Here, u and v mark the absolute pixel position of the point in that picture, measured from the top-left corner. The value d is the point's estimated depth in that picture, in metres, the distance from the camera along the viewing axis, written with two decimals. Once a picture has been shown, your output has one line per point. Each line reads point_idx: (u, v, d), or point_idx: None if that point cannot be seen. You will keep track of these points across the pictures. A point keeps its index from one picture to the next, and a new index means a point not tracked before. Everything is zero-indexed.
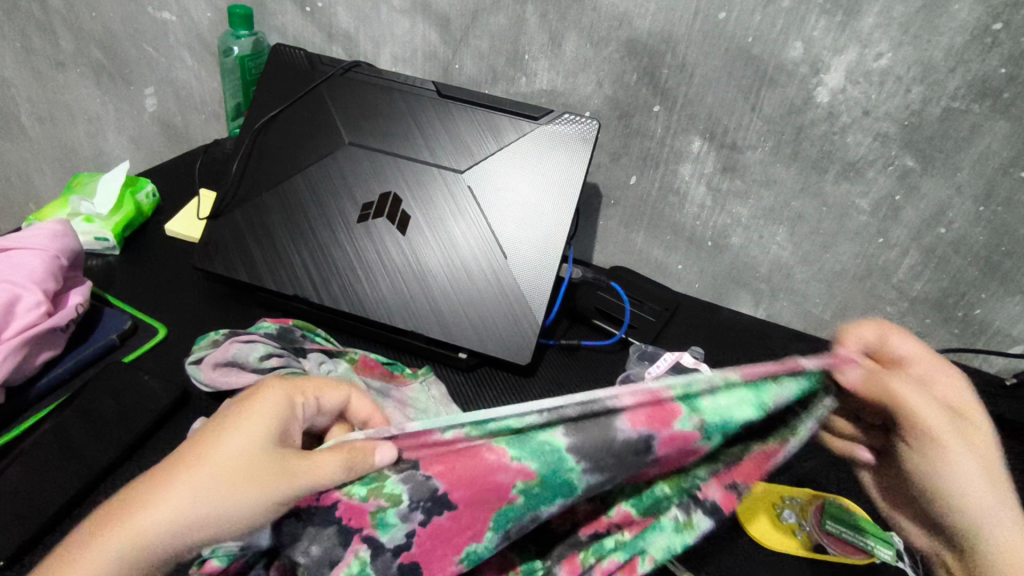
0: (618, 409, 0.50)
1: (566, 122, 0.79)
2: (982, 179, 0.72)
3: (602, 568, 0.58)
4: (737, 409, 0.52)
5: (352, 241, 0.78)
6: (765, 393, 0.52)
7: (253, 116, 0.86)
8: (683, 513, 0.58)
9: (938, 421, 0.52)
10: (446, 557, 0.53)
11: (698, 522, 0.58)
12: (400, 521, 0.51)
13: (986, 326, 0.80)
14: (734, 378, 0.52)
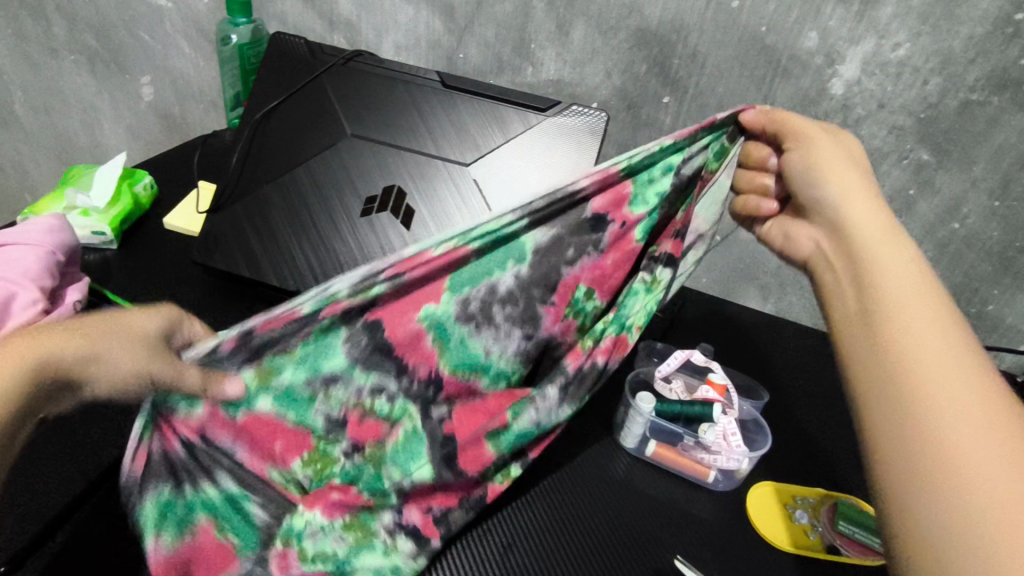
0: (579, 190, 0.58)
1: (573, 114, 0.77)
2: (998, 174, 0.70)
3: (601, 349, 0.63)
4: (661, 160, 0.61)
5: (355, 236, 0.77)
6: (678, 154, 0.61)
7: (252, 107, 0.84)
8: (649, 274, 0.63)
9: (832, 194, 0.56)
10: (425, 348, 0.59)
11: (663, 276, 0.63)
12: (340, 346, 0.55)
13: (998, 322, 0.79)
14: (666, 142, 0.60)
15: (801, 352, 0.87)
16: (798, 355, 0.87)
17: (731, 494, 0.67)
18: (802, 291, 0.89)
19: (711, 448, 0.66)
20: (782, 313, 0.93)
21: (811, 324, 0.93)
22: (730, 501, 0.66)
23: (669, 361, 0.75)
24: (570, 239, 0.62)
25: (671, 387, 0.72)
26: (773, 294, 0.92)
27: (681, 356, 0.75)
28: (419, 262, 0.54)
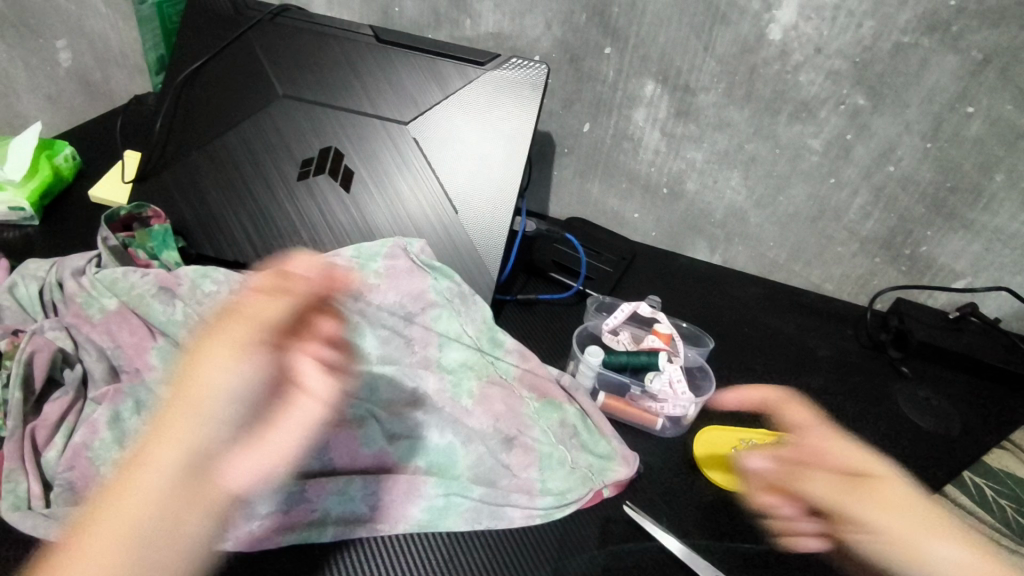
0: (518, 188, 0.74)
1: (513, 67, 0.74)
2: (930, 116, 0.71)
3: (419, 250, 0.71)
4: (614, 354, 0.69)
5: (294, 201, 0.74)
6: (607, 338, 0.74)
7: (175, 69, 0.79)
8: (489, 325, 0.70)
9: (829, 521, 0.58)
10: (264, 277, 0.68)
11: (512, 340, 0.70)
12: (170, 250, 0.71)
13: (930, 263, 0.82)
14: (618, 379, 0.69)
15: (748, 299, 0.90)
16: (745, 302, 0.89)
17: (679, 439, 0.69)
18: (747, 241, 0.90)
19: (658, 396, 0.67)
20: (729, 264, 0.94)
21: (757, 273, 0.94)
22: (677, 447, 0.68)
23: (615, 314, 0.74)
24: (471, 262, 0.72)
25: (618, 339, 0.73)
26: (720, 245, 0.92)
27: (629, 309, 0.74)
28: (374, 292, 0.69)
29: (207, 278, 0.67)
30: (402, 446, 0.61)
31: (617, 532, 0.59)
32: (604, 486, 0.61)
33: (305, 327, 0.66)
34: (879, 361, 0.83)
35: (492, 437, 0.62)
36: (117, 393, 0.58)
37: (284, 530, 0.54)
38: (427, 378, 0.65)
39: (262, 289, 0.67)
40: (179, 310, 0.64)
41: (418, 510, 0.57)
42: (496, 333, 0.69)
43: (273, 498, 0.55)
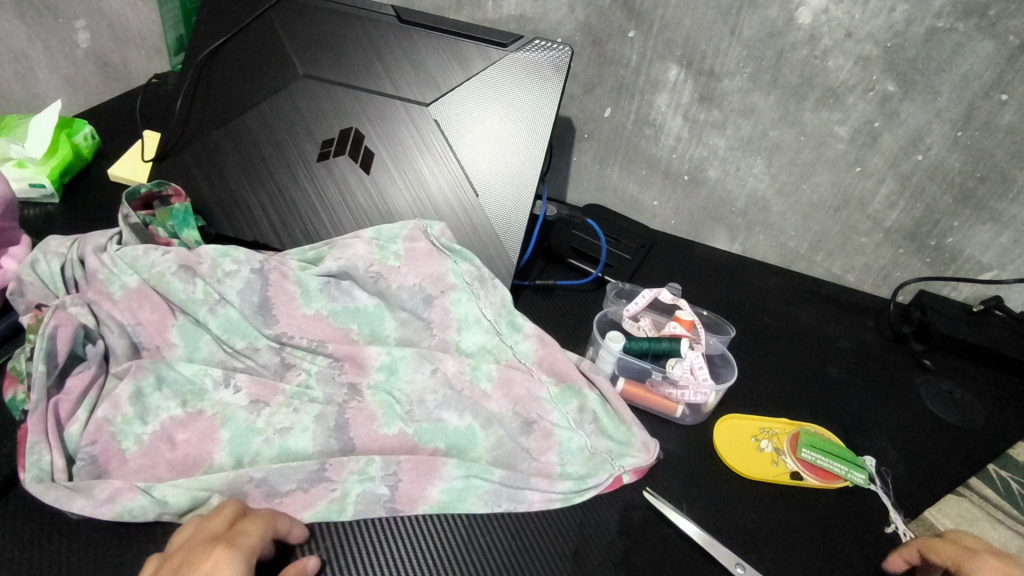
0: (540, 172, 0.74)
1: (536, 48, 0.73)
2: (962, 104, 0.70)
3: (439, 233, 0.69)
4: (635, 340, 0.67)
5: (314, 182, 0.74)
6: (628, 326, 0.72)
7: (195, 47, 0.79)
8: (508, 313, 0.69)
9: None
10: (284, 257, 0.68)
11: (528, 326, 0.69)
12: (190, 229, 0.71)
13: (956, 255, 0.80)
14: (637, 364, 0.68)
15: (769, 289, 0.89)
16: (765, 292, 0.88)
17: (699, 428, 0.68)
18: (768, 230, 0.89)
19: (679, 383, 0.66)
20: (749, 253, 0.93)
21: (777, 263, 0.93)
22: (697, 435, 0.67)
23: (635, 300, 0.73)
24: (492, 246, 0.72)
25: (639, 325, 0.72)
26: (740, 234, 0.91)
27: (649, 296, 0.73)
28: (393, 272, 0.67)
29: (227, 257, 0.65)
30: (422, 428, 0.61)
31: (636, 518, 0.59)
32: (625, 471, 0.60)
33: (325, 307, 0.66)
34: (901, 352, 0.82)
35: (511, 421, 0.62)
36: (139, 369, 0.58)
37: (306, 507, 0.54)
38: (446, 361, 0.65)
39: (283, 269, 0.66)
40: (199, 287, 0.64)
41: (438, 492, 0.57)
42: (515, 317, 0.68)
43: (295, 477, 0.55)
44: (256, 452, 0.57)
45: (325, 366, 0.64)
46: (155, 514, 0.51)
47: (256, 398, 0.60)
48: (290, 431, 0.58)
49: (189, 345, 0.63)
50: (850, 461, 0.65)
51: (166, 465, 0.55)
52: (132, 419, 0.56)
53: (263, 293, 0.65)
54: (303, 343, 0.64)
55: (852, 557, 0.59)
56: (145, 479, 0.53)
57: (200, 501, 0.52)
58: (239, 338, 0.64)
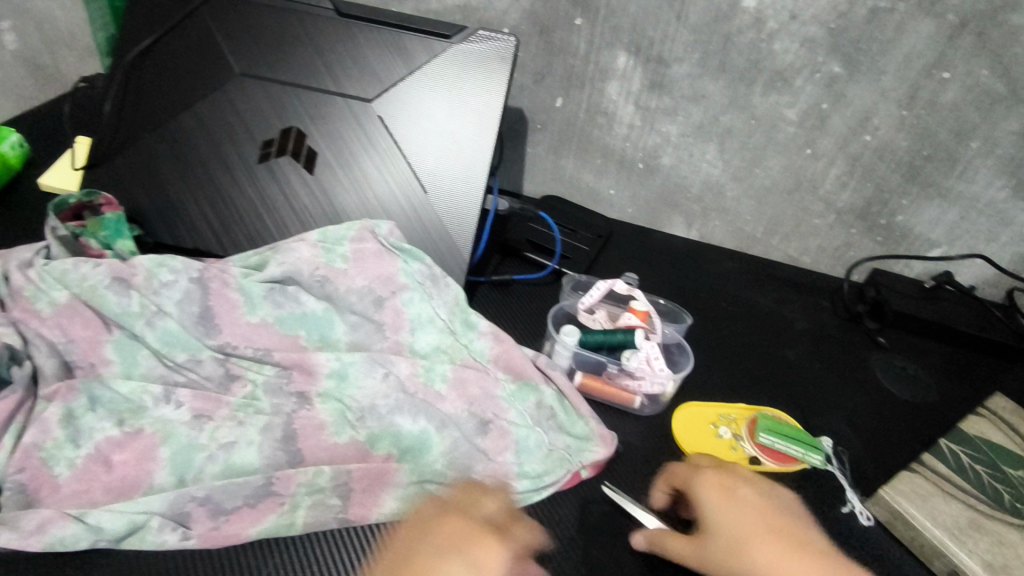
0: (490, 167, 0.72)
1: (481, 40, 0.72)
2: (906, 83, 0.70)
3: (388, 232, 0.68)
4: (590, 334, 0.67)
5: (255, 184, 0.71)
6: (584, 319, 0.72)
7: (124, 48, 0.75)
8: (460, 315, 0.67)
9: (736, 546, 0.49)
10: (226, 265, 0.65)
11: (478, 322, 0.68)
12: (125, 239, 0.68)
13: (906, 234, 0.81)
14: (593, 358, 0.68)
15: (726, 274, 0.89)
16: (722, 277, 0.88)
17: (657, 418, 0.68)
18: (724, 216, 0.89)
19: (635, 374, 0.65)
20: (706, 239, 0.93)
21: (734, 247, 0.93)
22: (656, 425, 0.67)
23: (590, 292, 0.72)
24: (441, 244, 0.70)
25: (594, 318, 0.71)
26: (696, 221, 0.91)
27: (603, 287, 0.72)
28: (340, 275, 0.65)
29: (164, 267, 0.63)
30: (374, 434, 0.59)
31: (595, 514, 0.59)
32: (582, 467, 0.60)
33: (271, 314, 0.64)
34: (856, 332, 0.83)
35: (466, 421, 0.61)
36: (69, 390, 0.56)
37: (253, 524, 0.52)
38: (399, 364, 0.63)
39: (224, 277, 0.64)
40: (135, 300, 0.61)
41: (392, 500, 0.55)
42: (469, 316, 0.68)
43: (240, 493, 0.53)
44: (199, 469, 0.55)
45: (272, 375, 0.62)
46: (89, 542, 0.49)
47: (199, 413, 0.58)
48: (235, 446, 0.56)
49: (125, 361, 0.60)
50: (807, 442, 0.65)
51: (103, 489, 0.52)
52: (64, 443, 0.54)
53: (203, 303, 0.63)
54: (247, 352, 0.62)
55: None
56: (79, 505, 0.51)
57: (138, 524, 0.50)
58: (180, 350, 0.61)
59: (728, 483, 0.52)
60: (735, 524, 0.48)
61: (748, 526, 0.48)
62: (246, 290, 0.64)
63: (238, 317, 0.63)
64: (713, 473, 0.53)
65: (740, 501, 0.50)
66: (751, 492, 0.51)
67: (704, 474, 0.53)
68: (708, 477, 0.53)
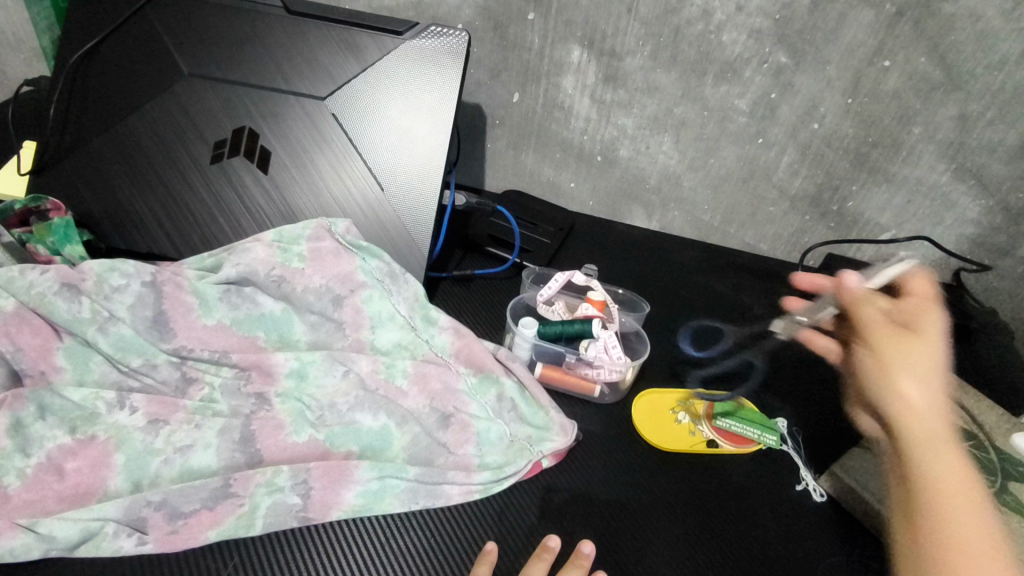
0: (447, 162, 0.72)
1: (433, 35, 0.72)
2: (849, 72, 0.72)
3: (346, 232, 0.68)
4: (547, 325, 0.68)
5: (209, 186, 0.70)
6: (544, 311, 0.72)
7: (67, 49, 0.73)
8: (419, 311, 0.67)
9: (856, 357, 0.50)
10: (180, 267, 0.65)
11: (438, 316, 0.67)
12: (69, 246, 0.66)
13: (856, 219, 0.84)
14: (551, 349, 0.68)
15: (686, 263, 0.90)
16: (682, 266, 0.90)
17: (618, 406, 0.69)
18: (682, 206, 0.90)
19: (594, 363, 0.67)
20: (666, 229, 0.94)
21: (694, 237, 0.94)
22: (617, 413, 0.68)
23: (549, 285, 0.73)
24: (400, 240, 0.70)
25: (553, 309, 0.73)
26: (656, 212, 0.92)
27: (562, 279, 0.73)
28: (297, 274, 0.65)
29: (115, 271, 0.62)
30: (334, 432, 0.59)
31: (556, 502, 0.59)
32: (544, 456, 0.61)
33: (227, 316, 0.63)
34: None
35: (428, 416, 0.61)
36: (18, 399, 0.55)
37: (211, 526, 0.52)
38: (359, 361, 0.63)
39: (178, 280, 0.63)
40: (85, 306, 0.60)
41: (352, 496, 0.55)
42: (429, 310, 0.67)
43: (197, 496, 0.53)
44: (156, 474, 0.54)
45: (230, 377, 0.61)
46: (41, 552, 0.48)
47: (154, 418, 0.58)
48: (192, 449, 0.56)
49: (77, 367, 0.59)
50: (762, 423, 0.67)
51: (56, 498, 0.52)
52: (13, 452, 0.53)
53: (158, 306, 0.62)
54: (204, 355, 0.62)
55: (762, 515, 0.61)
56: (32, 515, 0.51)
57: (92, 531, 0.50)
58: (134, 355, 0.60)
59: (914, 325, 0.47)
60: (889, 337, 0.47)
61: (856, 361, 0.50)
62: (201, 292, 0.63)
63: (193, 321, 0.63)
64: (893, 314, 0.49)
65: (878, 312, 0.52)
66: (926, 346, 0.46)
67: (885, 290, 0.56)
68: (886, 302, 0.50)
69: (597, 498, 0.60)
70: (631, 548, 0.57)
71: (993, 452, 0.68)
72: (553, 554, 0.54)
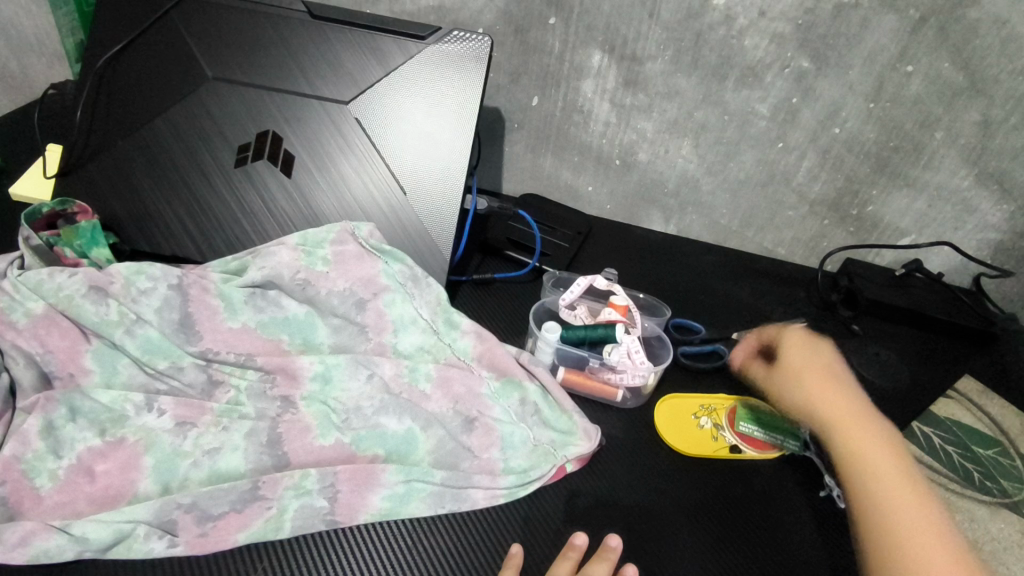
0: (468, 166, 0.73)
1: (455, 40, 0.72)
2: (872, 77, 0.72)
3: (368, 234, 0.68)
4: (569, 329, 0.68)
5: (232, 189, 0.71)
6: (567, 316, 0.72)
7: (92, 53, 0.74)
8: (439, 317, 0.67)
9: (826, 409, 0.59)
10: (205, 271, 0.65)
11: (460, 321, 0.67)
12: (100, 247, 0.68)
13: (876, 224, 0.83)
14: (573, 354, 0.68)
15: (704, 267, 0.90)
16: (700, 270, 0.90)
17: (639, 410, 0.69)
18: (700, 210, 0.90)
19: (617, 368, 0.67)
20: (683, 233, 0.94)
21: (711, 241, 0.94)
22: (638, 418, 0.68)
23: (572, 289, 0.73)
24: (422, 244, 0.70)
25: (575, 314, 0.72)
26: (673, 215, 0.92)
27: (585, 284, 0.73)
28: (321, 278, 0.66)
29: (141, 274, 0.63)
30: (359, 435, 0.59)
31: (581, 506, 0.60)
32: (567, 461, 0.61)
33: (252, 319, 0.64)
34: (832, 320, 0.85)
35: (452, 419, 0.62)
36: (49, 401, 0.55)
37: (241, 529, 0.52)
38: (383, 365, 0.64)
39: (203, 283, 0.64)
40: (113, 308, 0.61)
41: (378, 500, 0.56)
42: (452, 314, 0.67)
43: (227, 498, 0.53)
44: (185, 476, 0.55)
45: (256, 380, 0.62)
46: (74, 553, 0.49)
47: (182, 420, 0.58)
48: (220, 451, 0.56)
49: (105, 370, 0.60)
50: (784, 429, 0.67)
51: (87, 500, 0.52)
52: (45, 454, 0.53)
53: (184, 309, 0.63)
54: (230, 358, 0.62)
55: (786, 521, 0.61)
56: (63, 516, 0.51)
57: (125, 533, 0.50)
58: (161, 358, 0.61)
59: (827, 363, 0.64)
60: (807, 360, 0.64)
61: (813, 391, 0.60)
62: (227, 295, 0.64)
63: (219, 324, 0.63)
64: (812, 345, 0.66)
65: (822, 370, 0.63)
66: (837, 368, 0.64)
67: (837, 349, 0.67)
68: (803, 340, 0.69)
69: (621, 502, 0.60)
70: (657, 552, 0.57)
71: (1016, 460, 0.71)
72: (579, 553, 0.54)
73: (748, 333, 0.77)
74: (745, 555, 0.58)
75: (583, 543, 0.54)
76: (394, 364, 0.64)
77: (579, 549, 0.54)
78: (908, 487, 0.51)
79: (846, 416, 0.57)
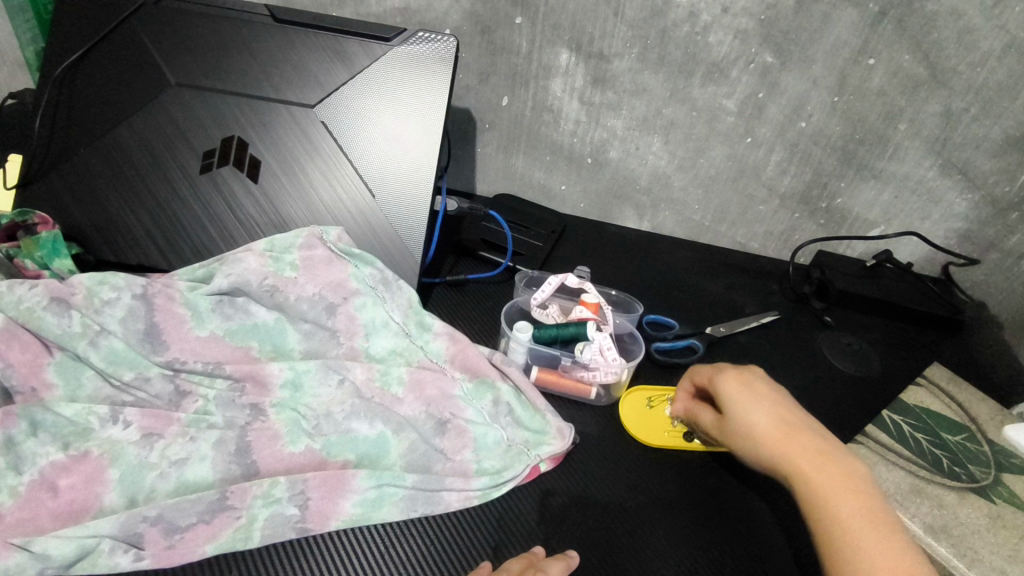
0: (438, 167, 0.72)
1: (421, 41, 0.71)
2: (835, 71, 0.73)
3: (336, 238, 0.68)
4: (540, 329, 0.67)
5: (199, 197, 0.70)
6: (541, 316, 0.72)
7: (49, 60, 0.72)
8: (409, 320, 0.66)
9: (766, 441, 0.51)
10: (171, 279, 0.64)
11: (430, 322, 0.67)
12: (57, 258, 0.67)
13: (845, 216, 0.84)
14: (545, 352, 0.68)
15: (677, 263, 0.91)
16: (674, 266, 0.90)
17: (613, 407, 0.69)
18: (673, 206, 0.91)
19: (590, 365, 0.66)
20: (657, 229, 0.95)
21: (685, 237, 0.95)
22: (611, 415, 0.68)
23: (544, 288, 0.72)
24: (392, 246, 0.70)
25: (547, 312, 0.72)
26: (647, 212, 0.92)
27: (556, 281, 0.73)
28: (290, 283, 0.65)
29: (105, 285, 0.62)
30: (330, 441, 0.59)
31: (557, 505, 0.60)
32: (542, 460, 0.61)
33: (220, 327, 0.63)
34: (805, 312, 0.85)
35: (425, 422, 0.61)
36: (9, 417, 0.54)
37: (210, 540, 0.52)
38: (354, 369, 0.63)
39: (169, 292, 0.63)
40: (76, 320, 0.60)
41: (351, 505, 0.55)
42: (424, 316, 0.67)
43: (194, 510, 0.52)
44: (151, 488, 0.54)
45: (224, 389, 0.61)
46: (35, 571, 0.48)
47: (149, 432, 0.57)
48: (187, 462, 0.56)
49: (68, 383, 0.59)
50: None
51: (49, 516, 0.51)
52: (5, 471, 0.52)
53: (149, 319, 0.62)
54: (197, 367, 0.61)
55: (760, 511, 0.61)
56: (24, 534, 0.50)
57: (88, 549, 0.49)
58: (126, 368, 0.60)
59: (745, 374, 0.55)
60: (736, 386, 0.55)
61: (759, 424, 0.51)
62: (192, 303, 0.63)
63: (186, 334, 0.62)
64: (732, 370, 0.56)
65: (754, 389, 0.54)
66: (764, 385, 0.55)
67: (724, 373, 0.56)
68: (739, 391, 0.54)
69: (596, 500, 0.60)
70: (631, 550, 0.57)
71: (985, 444, 0.71)
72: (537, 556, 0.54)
73: (720, 329, 0.79)
74: (718, 548, 0.58)
75: (542, 551, 0.54)
76: (366, 367, 0.63)
77: (537, 553, 0.54)
78: (867, 521, 0.45)
79: (798, 453, 0.49)
